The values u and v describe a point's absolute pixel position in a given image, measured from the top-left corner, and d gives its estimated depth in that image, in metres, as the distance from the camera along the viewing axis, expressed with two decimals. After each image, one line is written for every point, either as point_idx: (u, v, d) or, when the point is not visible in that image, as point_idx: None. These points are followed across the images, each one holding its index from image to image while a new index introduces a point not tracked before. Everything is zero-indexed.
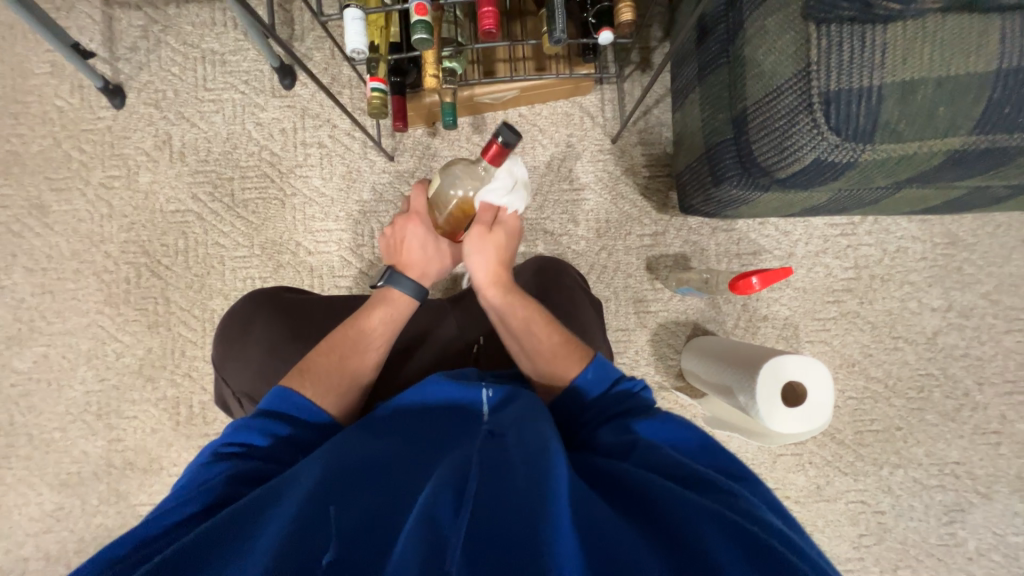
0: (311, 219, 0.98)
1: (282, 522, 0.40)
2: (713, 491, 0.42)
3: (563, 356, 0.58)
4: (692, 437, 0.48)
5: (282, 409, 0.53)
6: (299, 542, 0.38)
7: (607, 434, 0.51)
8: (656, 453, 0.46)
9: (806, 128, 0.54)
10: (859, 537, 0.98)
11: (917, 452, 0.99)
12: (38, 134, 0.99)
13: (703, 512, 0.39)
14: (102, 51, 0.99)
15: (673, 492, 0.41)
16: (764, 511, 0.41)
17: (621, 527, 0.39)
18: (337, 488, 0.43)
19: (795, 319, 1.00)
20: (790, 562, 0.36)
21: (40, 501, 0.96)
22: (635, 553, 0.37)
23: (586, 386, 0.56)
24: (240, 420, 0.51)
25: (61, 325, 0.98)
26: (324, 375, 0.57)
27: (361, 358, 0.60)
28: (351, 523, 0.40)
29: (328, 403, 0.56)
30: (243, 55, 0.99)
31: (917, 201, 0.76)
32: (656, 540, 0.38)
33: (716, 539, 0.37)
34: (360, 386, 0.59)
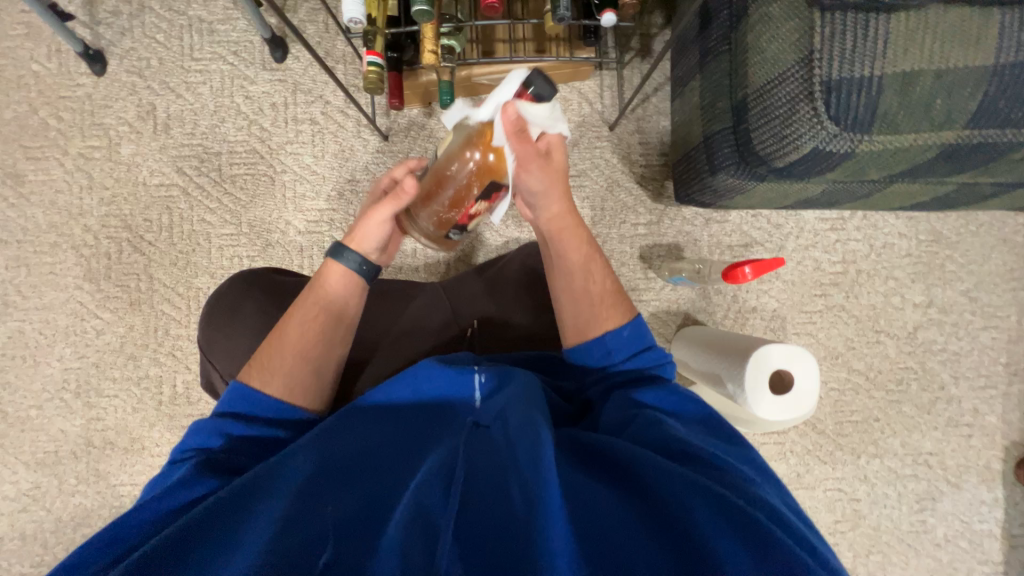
0: (302, 198, 0.96)
1: (270, 521, 0.40)
2: (707, 468, 0.42)
3: (608, 304, 0.58)
4: (694, 409, 0.50)
5: (239, 405, 0.52)
6: (288, 540, 0.39)
7: (612, 410, 0.51)
8: (647, 426, 0.47)
9: (806, 116, 0.54)
10: (835, 523, 1.01)
11: (893, 442, 1.02)
12: (12, 99, 0.94)
13: (695, 488, 0.39)
14: (81, 14, 0.94)
15: (664, 469, 0.41)
16: (751, 484, 0.42)
17: (614, 511, 0.40)
18: (329, 480, 0.43)
19: (783, 311, 1.02)
20: (780, 540, 0.36)
21: (16, 479, 0.93)
22: (625, 537, 0.38)
23: (618, 340, 0.55)
24: (201, 418, 0.51)
25: (37, 300, 0.94)
26: (272, 364, 0.55)
27: (305, 338, 0.57)
28: (339, 518, 0.40)
29: (281, 392, 0.54)
30: (232, 25, 0.96)
31: (907, 196, 0.77)
32: (647, 521, 0.39)
33: (707, 519, 0.37)
34: (309, 364, 0.56)
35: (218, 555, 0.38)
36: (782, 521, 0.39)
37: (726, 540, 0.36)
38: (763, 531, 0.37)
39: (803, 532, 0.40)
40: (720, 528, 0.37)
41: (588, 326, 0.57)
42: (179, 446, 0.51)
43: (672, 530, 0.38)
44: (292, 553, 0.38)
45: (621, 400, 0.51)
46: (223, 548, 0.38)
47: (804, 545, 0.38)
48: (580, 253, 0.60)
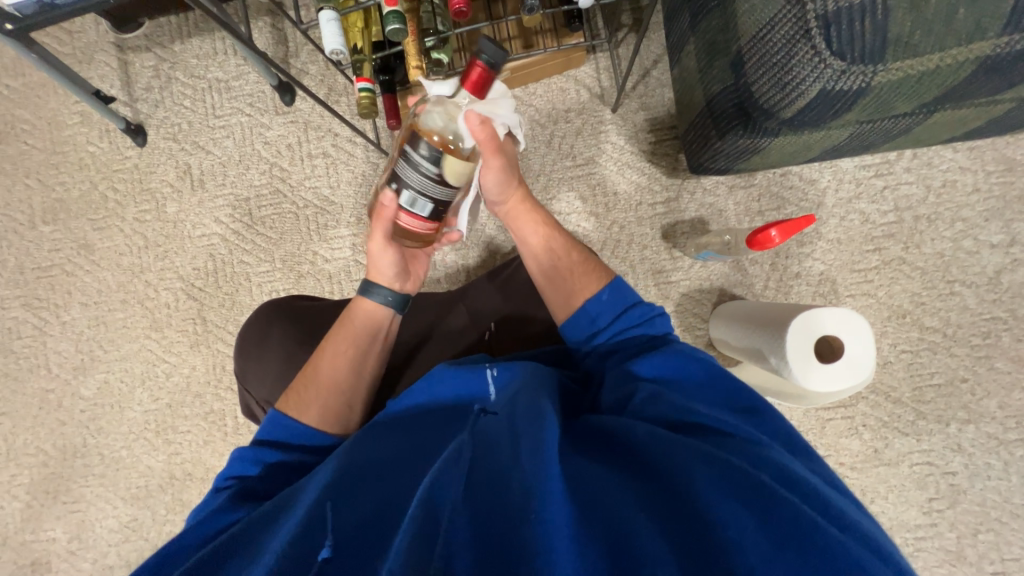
0: (325, 228, 1.01)
1: (291, 526, 0.42)
2: (709, 436, 0.41)
3: (581, 273, 0.60)
4: (697, 366, 0.49)
5: (277, 431, 0.56)
6: (302, 547, 0.39)
7: (609, 389, 0.51)
8: (646, 400, 0.46)
9: (805, 57, 0.49)
10: (929, 502, 0.90)
11: (989, 404, 0.90)
12: (77, 179, 1.07)
13: (690, 453, 0.38)
14: (122, 95, 1.06)
15: (661, 438, 0.41)
16: (758, 445, 0.40)
17: (615, 487, 0.38)
18: (342, 492, 0.44)
19: (832, 273, 0.93)
20: (788, 499, 0.34)
21: (117, 513, 1.04)
22: (628, 509, 0.36)
23: (600, 304, 0.56)
24: (242, 448, 0.55)
25: (116, 352, 1.06)
26: (306, 395, 0.58)
27: (334, 371, 0.59)
28: (354, 521, 0.41)
29: (316, 419, 0.57)
30: (245, 79, 1.04)
31: (957, 124, 0.68)
32: (649, 492, 0.37)
33: (708, 484, 0.36)
34: (340, 394, 0.59)
35: (247, 562, 0.40)
36: (789, 479, 0.37)
37: (727, 503, 0.34)
38: (763, 491, 0.34)
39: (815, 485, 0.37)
40: (715, 488, 0.35)
41: (569, 297, 0.59)
42: (221, 475, 0.54)
43: (671, 495, 0.36)
44: (303, 554, 0.38)
45: (618, 369, 0.52)
46: (251, 557, 0.40)
47: (824, 506, 0.35)
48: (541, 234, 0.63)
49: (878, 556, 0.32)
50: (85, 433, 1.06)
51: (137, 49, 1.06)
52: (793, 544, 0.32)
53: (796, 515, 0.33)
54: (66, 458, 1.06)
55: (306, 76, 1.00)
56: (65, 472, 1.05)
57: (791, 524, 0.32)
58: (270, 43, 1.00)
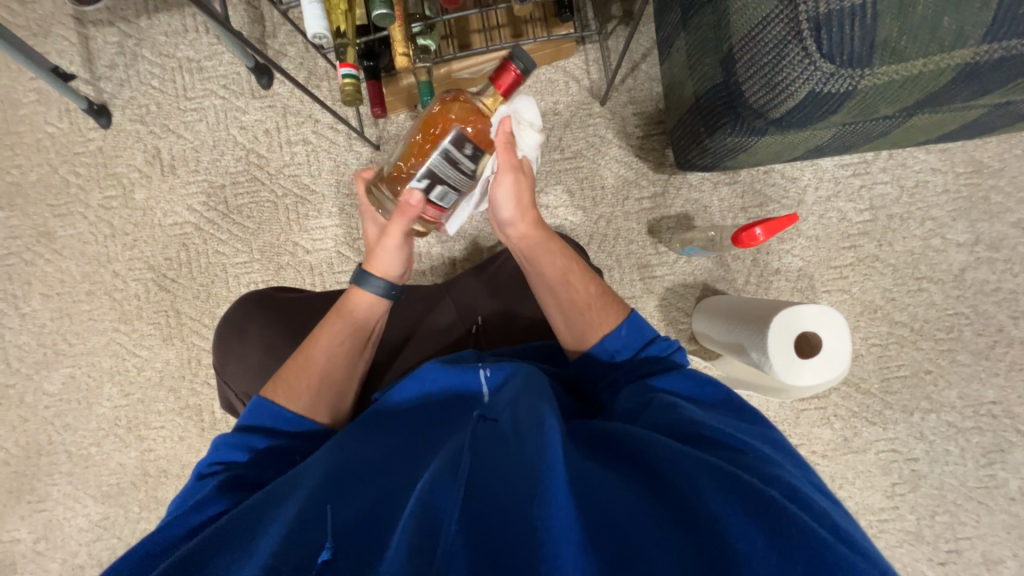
0: (305, 218, 0.98)
1: (285, 523, 0.41)
2: (720, 449, 0.42)
3: (599, 306, 0.58)
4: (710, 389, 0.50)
5: (263, 418, 0.54)
6: (296, 544, 0.38)
7: (625, 397, 0.52)
8: (657, 414, 0.47)
9: (796, 58, 0.50)
10: (893, 487, 0.95)
11: (950, 394, 0.95)
12: (34, 162, 1.00)
13: (699, 464, 0.39)
14: (82, 72, 0.99)
15: (672, 447, 0.41)
16: (768, 462, 0.41)
17: (625, 495, 0.39)
18: (338, 490, 0.44)
19: (810, 269, 0.96)
20: (797, 515, 0.34)
21: (87, 512, 1.00)
22: (638, 521, 0.36)
23: (619, 342, 0.56)
24: (227, 432, 0.53)
25: (82, 346, 1.01)
26: (298, 382, 0.56)
27: (329, 359, 0.58)
28: (350, 518, 0.41)
29: (305, 408, 0.56)
30: (218, 60, 0.99)
31: (933, 127, 0.70)
32: (657, 502, 0.38)
33: (715, 495, 0.36)
34: (332, 383, 0.58)
35: (236, 558, 0.39)
36: (798, 498, 0.37)
37: (736, 516, 0.35)
38: (773, 505, 0.35)
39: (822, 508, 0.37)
40: (722, 500, 0.36)
41: (583, 333, 0.58)
42: (204, 462, 0.52)
43: (680, 506, 0.37)
44: (296, 552, 0.38)
45: (638, 386, 0.52)
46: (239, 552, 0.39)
47: (833, 528, 0.35)
48: (556, 265, 0.60)
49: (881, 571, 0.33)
50: (51, 430, 1.01)
51: (99, 23, 0.99)
52: (801, 560, 0.32)
53: (801, 529, 0.33)
54: (30, 456, 1.01)
55: (284, 58, 0.96)
56: (28, 471, 1.01)
57: (799, 540, 0.33)
58: (245, 21, 0.95)
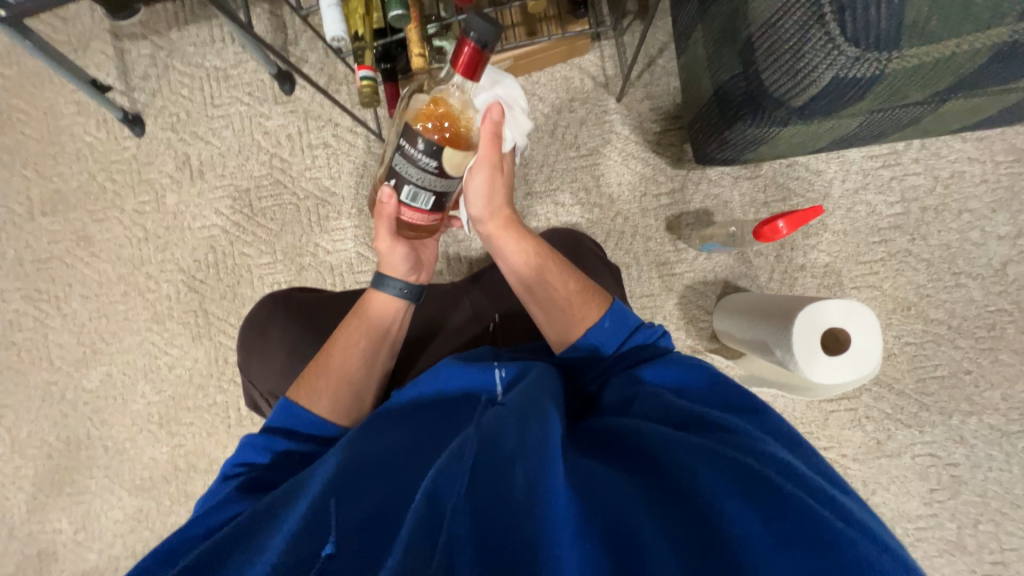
0: (326, 220, 1.00)
1: (295, 521, 0.42)
2: (715, 431, 0.41)
3: (578, 303, 0.57)
4: (703, 379, 0.48)
5: (286, 421, 0.55)
6: (307, 544, 0.39)
7: (614, 391, 0.51)
8: (651, 402, 0.46)
9: (818, 43, 0.48)
10: (930, 493, 0.90)
11: (992, 396, 0.90)
12: (74, 170, 1.06)
13: (694, 448, 0.38)
14: (118, 84, 1.04)
15: (664, 433, 0.41)
16: (765, 441, 0.40)
17: (618, 483, 0.38)
18: (344, 485, 0.44)
19: (837, 265, 0.92)
20: (793, 493, 0.33)
21: (122, 504, 1.05)
22: (632, 510, 0.36)
23: (604, 333, 0.55)
24: (252, 433, 0.54)
25: (118, 345, 1.06)
26: (319, 385, 0.57)
27: (348, 360, 0.59)
28: (357, 516, 0.41)
29: (328, 411, 0.56)
30: (244, 68, 1.02)
31: (968, 113, 0.67)
32: (654, 491, 0.37)
33: (710, 478, 0.36)
34: (351, 385, 0.58)
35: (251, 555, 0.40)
36: (798, 474, 0.36)
37: (733, 498, 0.34)
38: (769, 483, 0.34)
39: (822, 484, 0.36)
40: (716, 482, 0.35)
41: (564, 330, 0.57)
42: (229, 462, 0.54)
43: (675, 493, 0.36)
44: (306, 552, 0.38)
45: (624, 377, 0.52)
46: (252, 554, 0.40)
47: (832, 504, 0.34)
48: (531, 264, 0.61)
49: (884, 545, 0.32)
50: (89, 425, 1.06)
51: (133, 37, 1.04)
52: (798, 538, 0.31)
53: (798, 508, 0.32)
54: (70, 450, 1.06)
55: (305, 64, 0.99)
56: (69, 464, 1.06)
57: (797, 519, 0.32)
58: (268, 30, 0.98)
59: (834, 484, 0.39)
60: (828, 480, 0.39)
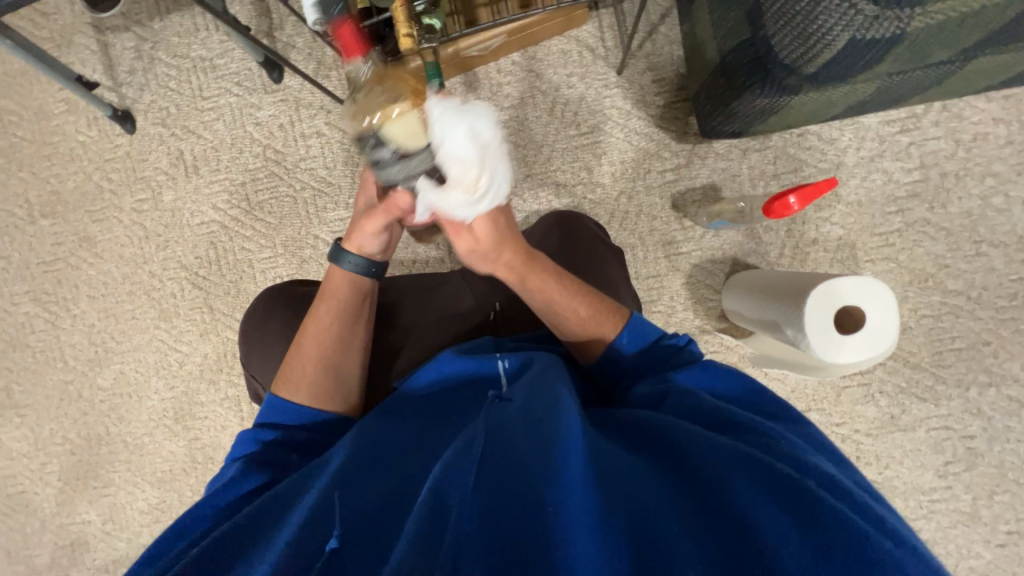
0: (324, 211, 0.99)
1: (303, 511, 0.41)
2: (746, 435, 0.40)
3: (592, 322, 0.55)
4: (733, 383, 0.48)
5: (274, 415, 0.56)
6: (313, 535, 0.38)
7: (640, 388, 0.51)
8: (679, 400, 0.45)
9: (834, 4, 0.44)
10: (945, 466, 0.89)
11: (1012, 366, 0.87)
12: (70, 171, 1.05)
13: (725, 452, 0.37)
14: (105, 80, 1.02)
15: (693, 435, 0.40)
16: (798, 449, 0.39)
17: (644, 479, 0.38)
18: (355, 477, 0.44)
19: (851, 238, 0.89)
20: (829, 504, 0.33)
21: (146, 496, 1.08)
22: (658, 507, 0.35)
23: (627, 344, 0.54)
24: (242, 430, 0.55)
25: (128, 343, 1.07)
26: (296, 375, 0.57)
27: (318, 346, 0.58)
28: (366, 508, 0.41)
29: (308, 400, 0.56)
30: (230, 57, 0.99)
31: (994, 71, 0.63)
32: (680, 491, 0.37)
33: (742, 484, 0.35)
34: (327, 371, 0.57)
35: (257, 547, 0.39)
36: (833, 485, 0.36)
37: (766, 507, 0.33)
38: (805, 496, 0.33)
39: (859, 496, 0.36)
40: (749, 489, 0.34)
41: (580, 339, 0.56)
42: (229, 455, 0.54)
43: (704, 496, 0.36)
44: (313, 543, 0.38)
45: (652, 378, 0.51)
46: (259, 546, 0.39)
47: (869, 517, 0.34)
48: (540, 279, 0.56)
49: (917, 554, 0.32)
50: (107, 422, 1.08)
51: (116, 29, 1.01)
52: (836, 552, 0.30)
53: (835, 520, 0.32)
54: (92, 446, 1.09)
55: (293, 50, 0.96)
56: (91, 460, 1.09)
57: (832, 532, 0.31)
58: (252, 15, 0.95)
59: (870, 494, 0.38)
60: (863, 490, 0.38)
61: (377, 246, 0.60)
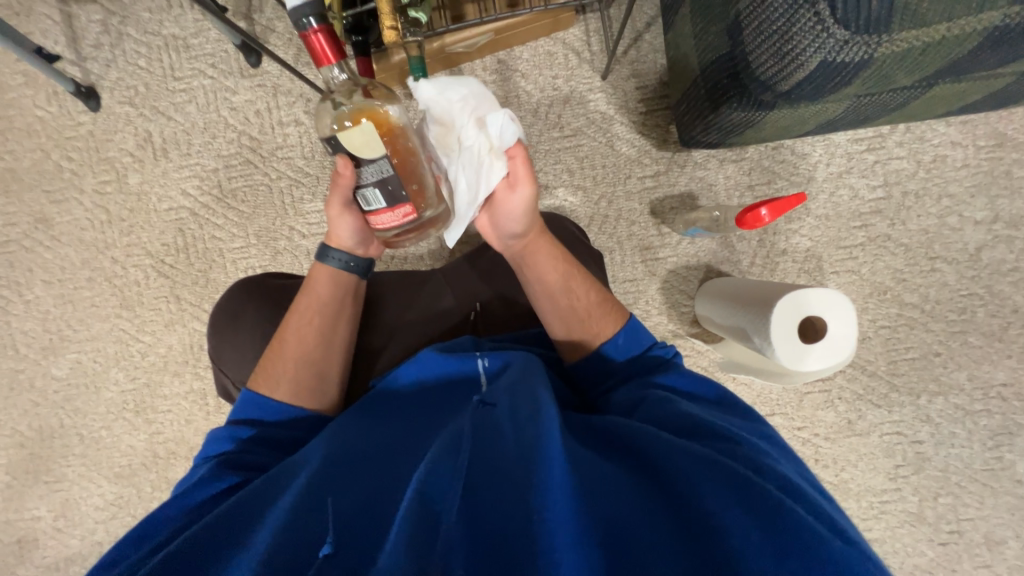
0: (300, 202, 0.96)
1: (279, 516, 0.40)
2: (717, 439, 0.42)
3: (597, 315, 0.57)
4: (706, 389, 0.49)
5: (254, 411, 0.55)
6: (293, 542, 0.38)
7: (622, 394, 0.51)
8: (655, 405, 0.46)
9: (807, 26, 0.46)
10: (896, 469, 0.94)
11: (959, 377, 0.93)
12: (26, 148, 0.99)
13: (697, 456, 0.38)
14: (68, 53, 0.96)
15: (667, 439, 0.41)
16: (764, 454, 0.40)
17: (621, 484, 0.38)
18: (332, 479, 0.43)
19: (818, 250, 0.92)
20: (793, 507, 0.34)
21: (102, 492, 1.03)
22: (632, 511, 0.36)
23: (615, 350, 0.55)
24: (216, 428, 0.53)
25: (86, 332, 1.02)
26: (277, 371, 0.56)
27: (301, 340, 0.57)
28: (345, 511, 0.40)
29: (289, 396, 0.55)
30: (205, 37, 0.96)
31: (953, 98, 0.66)
32: (654, 495, 0.37)
33: (713, 487, 0.36)
34: (309, 366, 0.57)
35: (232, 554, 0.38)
36: (795, 489, 0.37)
37: (736, 510, 0.34)
38: (772, 498, 0.34)
39: (818, 499, 0.37)
40: (720, 492, 0.35)
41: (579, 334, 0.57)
42: (200, 454, 0.53)
43: (677, 499, 0.36)
44: (293, 550, 0.37)
45: (634, 385, 0.51)
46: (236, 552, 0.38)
47: (827, 519, 0.35)
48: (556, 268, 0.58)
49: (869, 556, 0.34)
50: (61, 414, 1.03)
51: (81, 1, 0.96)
52: (798, 553, 0.32)
53: (799, 523, 0.33)
54: (43, 439, 1.03)
55: (272, 34, 0.93)
56: (43, 453, 1.03)
57: (797, 534, 0.32)
58: None
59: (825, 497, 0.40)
60: (814, 490, 0.40)
61: (354, 239, 0.59)
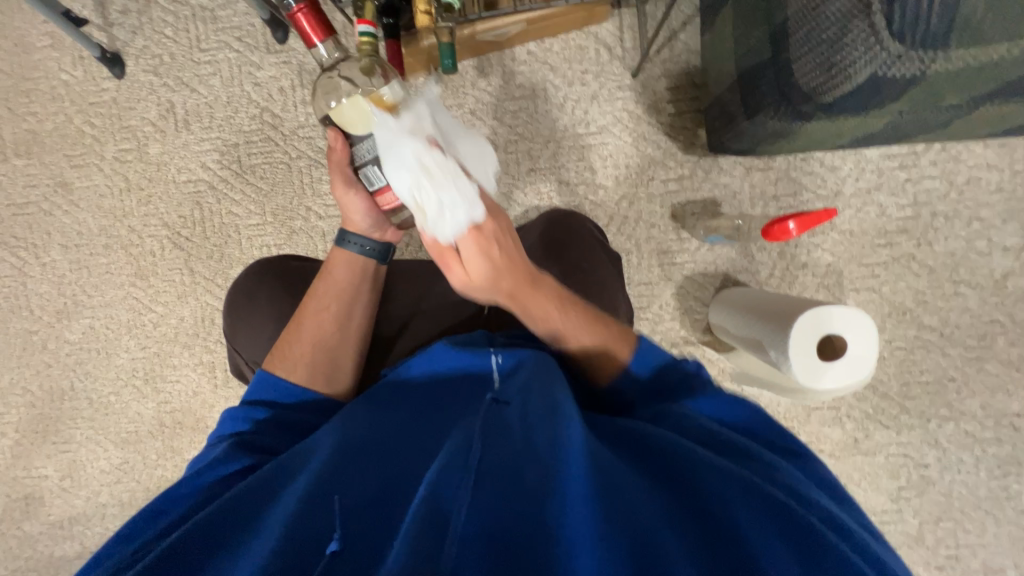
0: (319, 183, 0.96)
1: (294, 501, 0.41)
2: (749, 464, 0.41)
3: (571, 333, 0.54)
4: (739, 409, 0.47)
5: (268, 392, 0.55)
6: (306, 530, 0.38)
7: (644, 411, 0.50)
8: (680, 419, 0.45)
9: (862, 35, 0.44)
10: (899, 490, 0.94)
11: (972, 403, 0.91)
12: (50, 110, 0.99)
13: (727, 478, 0.38)
14: (95, 17, 0.96)
15: (694, 456, 0.40)
16: (797, 482, 0.40)
17: (647, 500, 0.38)
18: (347, 469, 0.43)
19: (839, 265, 0.91)
20: (828, 543, 0.34)
21: (108, 456, 1.05)
22: (658, 528, 0.35)
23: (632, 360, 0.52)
24: (231, 406, 0.54)
25: (100, 298, 1.03)
26: (293, 353, 0.56)
27: (318, 324, 0.57)
28: (361, 503, 0.40)
29: (305, 379, 0.56)
30: (233, 9, 0.95)
31: (995, 120, 0.64)
32: (679, 513, 0.37)
33: (744, 514, 0.35)
34: (325, 351, 0.57)
35: (248, 536, 0.39)
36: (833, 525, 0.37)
37: (767, 538, 0.34)
38: (809, 536, 0.34)
39: (857, 535, 0.37)
40: (752, 520, 0.35)
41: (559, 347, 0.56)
42: (213, 433, 0.53)
43: (705, 521, 0.36)
44: (306, 538, 0.38)
45: (659, 401, 0.50)
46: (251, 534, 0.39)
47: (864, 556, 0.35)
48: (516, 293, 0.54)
49: None
50: (72, 377, 1.04)
51: None
52: None
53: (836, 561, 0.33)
54: (54, 400, 1.05)
55: None
56: (53, 414, 1.05)
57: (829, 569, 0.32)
58: None
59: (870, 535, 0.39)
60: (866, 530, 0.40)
61: (368, 222, 0.58)
